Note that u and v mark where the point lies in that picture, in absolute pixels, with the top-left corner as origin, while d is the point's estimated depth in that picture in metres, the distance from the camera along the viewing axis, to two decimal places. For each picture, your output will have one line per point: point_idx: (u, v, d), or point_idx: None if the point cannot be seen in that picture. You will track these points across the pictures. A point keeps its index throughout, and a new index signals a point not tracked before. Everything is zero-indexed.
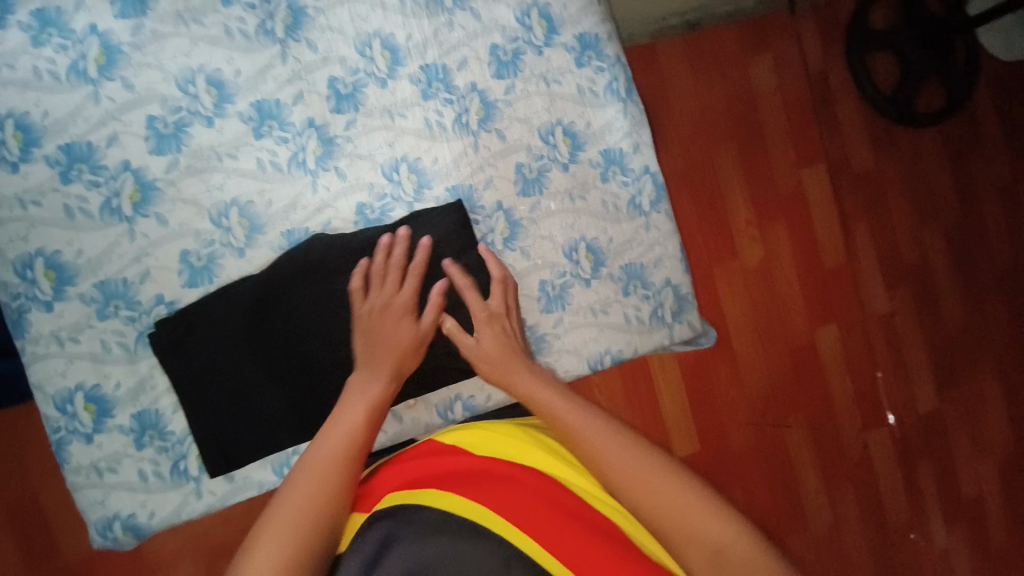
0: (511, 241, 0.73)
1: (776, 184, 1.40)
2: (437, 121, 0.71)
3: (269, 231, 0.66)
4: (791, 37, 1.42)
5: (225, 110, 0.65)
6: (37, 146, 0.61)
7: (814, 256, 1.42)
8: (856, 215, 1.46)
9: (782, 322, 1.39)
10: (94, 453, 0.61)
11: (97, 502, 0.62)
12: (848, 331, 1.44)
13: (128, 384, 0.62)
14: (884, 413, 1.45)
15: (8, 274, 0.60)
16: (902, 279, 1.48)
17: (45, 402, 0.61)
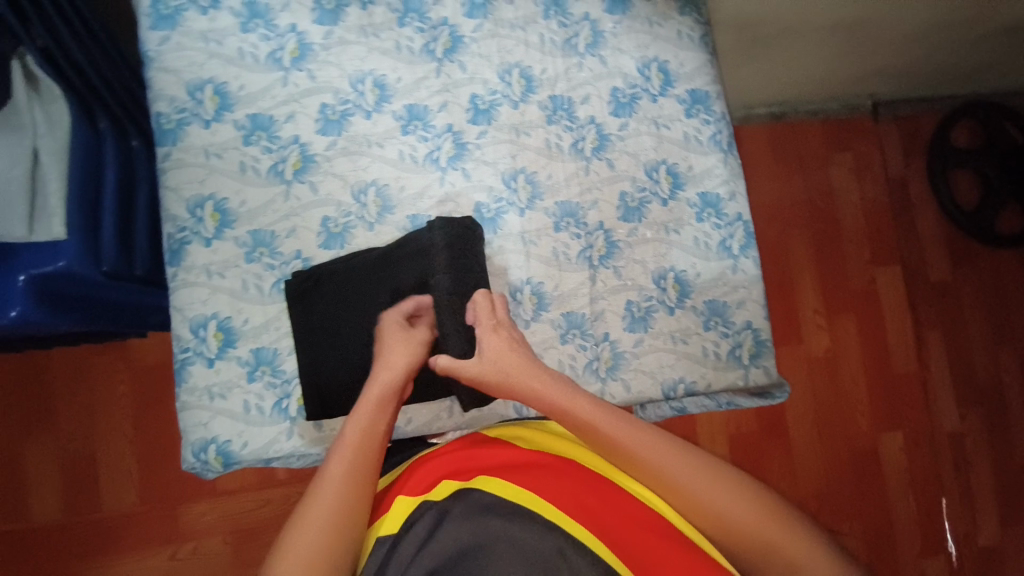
0: (607, 259, 0.79)
1: (850, 280, 1.45)
2: (556, 143, 0.79)
3: (397, 213, 0.75)
4: (875, 144, 1.50)
5: (383, 108, 0.76)
6: (229, 111, 0.73)
7: (885, 358, 1.44)
8: (931, 327, 1.47)
9: (845, 420, 1.40)
10: (210, 378, 0.71)
11: (201, 424, 0.70)
12: (914, 443, 1.43)
13: (254, 322, 0.72)
14: (942, 538, 1.41)
15: (181, 210, 0.71)
16: (972, 400, 1.47)
17: (183, 323, 0.71)
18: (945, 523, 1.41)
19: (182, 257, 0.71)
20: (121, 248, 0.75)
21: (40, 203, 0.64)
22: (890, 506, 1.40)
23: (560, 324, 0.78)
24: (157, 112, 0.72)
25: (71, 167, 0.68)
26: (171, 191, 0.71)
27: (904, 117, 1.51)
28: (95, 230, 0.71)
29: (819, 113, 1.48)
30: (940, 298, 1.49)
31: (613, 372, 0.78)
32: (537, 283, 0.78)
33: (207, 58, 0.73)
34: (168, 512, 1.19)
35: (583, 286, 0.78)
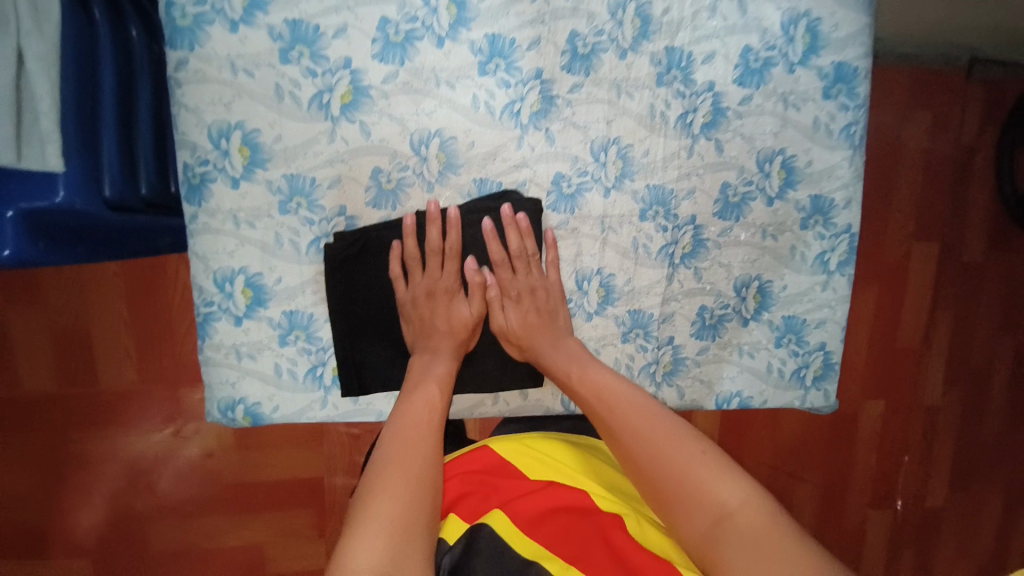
0: (690, 258, 0.69)
1: (885, 252, 1.31)
2: (662, 112, 0.65)
3: (462, 175, 0.63)
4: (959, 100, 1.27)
5: (459, 35, 0.60)
6: (263, 12, 0.57)
7: (894, 321, 1.35)
8: (945, 302, 1.35)
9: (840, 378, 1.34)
10: (238, 336, 0.64)
11: (228, 382, 0.65)
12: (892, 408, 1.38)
13: (287, 282, 0.63)
14: (893, 494, 1.41)
15: (203, 138, 0.59)
16: (961, 377, 1.40)
17: (206, 274, 0.62)
18: (900, 484, 1.41)
19: (206, 196, 0.60)
20: (127, 168, 0.63)
21: (26, 115, 0.53)
22: (854, 460, 1.38)
23: (624, 322, 0.70)
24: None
25: (62, 67, 0.55)
26: (191, 111, 0.58)
27: (991, 83, 1.28)
28: (92, 149, 0.59)
29: (911, 60, 1.22)
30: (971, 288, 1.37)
31: (669, 377, 0.72)
32: (608, 274, 0.68)
33: None
34: (164, 402, 1.13)
35: (657, 284, 0.69)
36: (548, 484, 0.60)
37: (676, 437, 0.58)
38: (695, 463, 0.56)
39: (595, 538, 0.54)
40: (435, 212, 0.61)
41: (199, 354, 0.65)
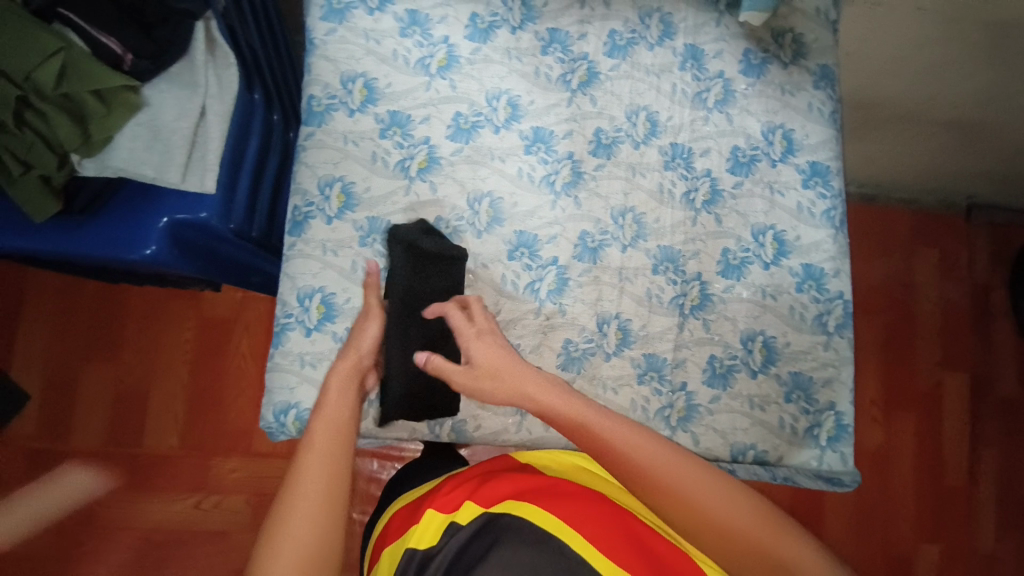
0: (698, 309, 0.79)
1: (914, 379, 1.37)
2: (668, 189, 0.81)
3: (506, 226, 0.78)
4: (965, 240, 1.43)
5: (512, 126, 0.80)
6: (373, 105, 0.78)
7: (938, 458, 1.35)
8: (989, 439, 1.37)
9: (886, 520, 1.32)
10: (305, 346, 0.74)
11: (288, 388, 0.73)
12: (950, 556, 1.32)
13: (355, 302, 0.75)
14: None
15: (312, 186, 0.76)
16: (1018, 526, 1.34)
17: (291, 291, 0.74)
18: None
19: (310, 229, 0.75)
20: (248, 209, 0.81)
21: (196, 155, 0.73)
22: None
23: (639, 364, 0.77)
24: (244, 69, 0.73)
25: (229, 127, 0.76)
26: (308, 168, 0.76)
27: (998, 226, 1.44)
28: (231, 188, 0.78)
29: (911, 204, 1.42)
30: (1002, 412, 1.38)
31: (684, 423, 0.76)
32: (624, 318, 0.78)
33: (365, 55, 0.78)
34: (202, 459, 1.19)
35: (669, 331, 0.78)
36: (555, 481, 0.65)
37: (665, 463, 0.60)
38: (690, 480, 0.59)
39: (613, 517, 0.59)
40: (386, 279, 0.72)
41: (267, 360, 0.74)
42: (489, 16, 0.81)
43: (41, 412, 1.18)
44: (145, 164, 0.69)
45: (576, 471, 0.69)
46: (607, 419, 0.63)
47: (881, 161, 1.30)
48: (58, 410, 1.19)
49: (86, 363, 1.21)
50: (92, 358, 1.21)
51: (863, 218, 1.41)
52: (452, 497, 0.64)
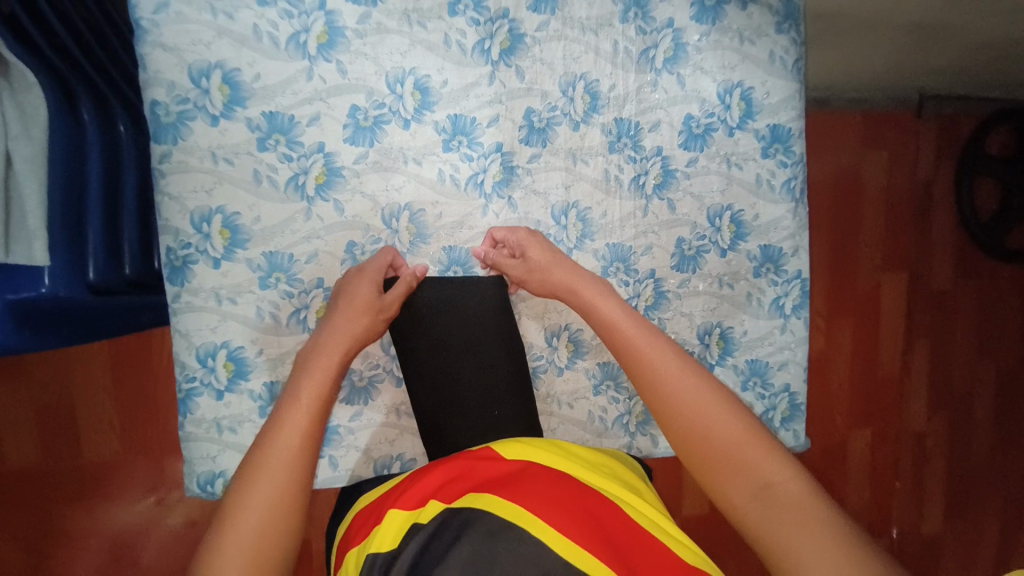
0: (800, 308, 0.75)
1: (856, 286, 1.53)
2: (767, 180, 0.72)
3: (597, 240, 0.69)
4: (913, 138, 1.52)
5: (592, 119, 0.68)
6: (430, 110, 0.65)
7: (873, 353, 1.56)
8: (921, 328, 1.59)
9: (825, 419, 1.55)
10: (220, 410, 0.65)
11: (209, 457, 0.65)
12: (877, 437, 1.58)
13: (269, 354, 0.65)
14: (891, 530, 1.62)
15: (376, 222, 0.65)
16: (945, 405, 1.63)
17: (189, 352, 0.63)
18: (895, 514, 1.62)
19: (279, 278, 0.63)
20: None
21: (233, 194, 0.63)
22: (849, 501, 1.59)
23: (743, 371, 0.74)
24: (200, 72, 0.60)
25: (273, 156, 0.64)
26: (366, 198, 0.64)
27: (945, 116, 1.52)
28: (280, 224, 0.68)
29: (864, 106, 1.46)
30: (934, 303, 1.60)
31: (787, 423, 0.76)
32: (726, 326, 0.73)
33: (411, 46, 0.63)
34: None
35: (772, 333, 0.74)
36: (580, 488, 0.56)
37: (669, 364, 0.55)
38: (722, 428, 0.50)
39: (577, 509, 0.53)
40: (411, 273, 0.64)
41: (179, 430, 0.65)
42: None
43: (41, 435, 1.11)
44: (181, 228, 0.61)
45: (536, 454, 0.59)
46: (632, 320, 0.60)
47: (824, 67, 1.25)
48: (59, 429, 1.11)
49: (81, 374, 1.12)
50: (84, 368, 1.11)
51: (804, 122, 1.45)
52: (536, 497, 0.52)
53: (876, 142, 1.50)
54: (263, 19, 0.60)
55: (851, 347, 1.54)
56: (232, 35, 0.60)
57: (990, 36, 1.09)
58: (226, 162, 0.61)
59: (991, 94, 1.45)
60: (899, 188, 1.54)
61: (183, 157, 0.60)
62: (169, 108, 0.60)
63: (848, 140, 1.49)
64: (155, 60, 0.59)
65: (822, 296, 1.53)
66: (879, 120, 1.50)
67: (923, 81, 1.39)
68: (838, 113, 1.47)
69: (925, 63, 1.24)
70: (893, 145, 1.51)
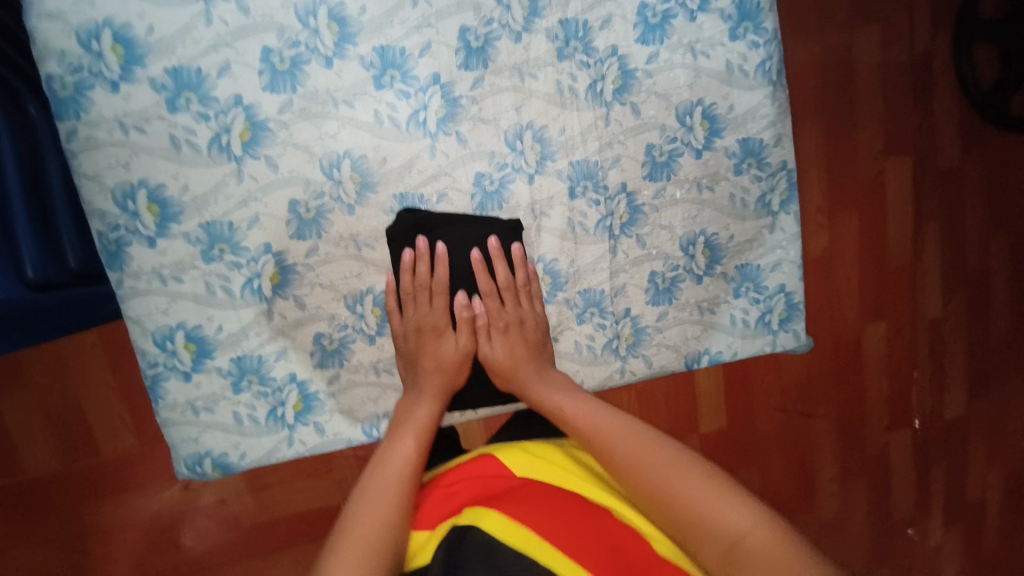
0: (788, 203, 0.70)
1: (855, 173, 1.31)
2: (739, 66, 0.65)
3: (558, 160, 0.64)
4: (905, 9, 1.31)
5: (534, 25, 0.61)
6: (352, 44, 0.58)
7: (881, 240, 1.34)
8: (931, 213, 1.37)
9: (835, 311, 1.35)
10: (191, 392, 0.63)
11: (191, 438, 0.64)
12: (897, 331, 1.37)
13: (229, 328, 0.62)
14: (911, 414, 1.42)
15: (317, 174, 0.60)
16: (960, 285, 1.42)
17: (146, 337, 0.60)
18: (915, 401, 1.42)
19: (222, 249, 0.59)
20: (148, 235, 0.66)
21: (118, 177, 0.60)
22: (867, 391, 1.38)
23: (733, 277, 0.71)
24: (88, 34, 0.53)
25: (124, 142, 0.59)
26: (300, 150, 0.59)
27: None
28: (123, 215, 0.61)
29: None
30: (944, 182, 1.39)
31: (785, 323, 0.74)
32: (711, 234, 0.69)
33: None
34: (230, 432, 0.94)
35: (761, 235, 0.70)
36: (586, 503, 0.53)
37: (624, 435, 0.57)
38: (679, 482, 0.52)
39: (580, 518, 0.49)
40: (423, 248, 0.61)
41: (155, 417, 0.63)
42: None
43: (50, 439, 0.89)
44: (106, 213, 0.57)
45: (539, 468, 0.56)
46: (570, 398, 0.62)
47: None
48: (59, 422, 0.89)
49: (83, 361, 0.89)
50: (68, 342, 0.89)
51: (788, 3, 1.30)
52: (531, 508, 0.50)
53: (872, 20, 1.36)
54: None
55: (857, 239, 1.34)
56: None
57: None
58: (137, 131, 0.56)
59: None
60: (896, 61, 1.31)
61: (90, 132, 0.55)
62: (63, 80, 0.54)
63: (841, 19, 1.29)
64: (41, 30, 0.53)
65: (820, 194, 1.31)
66: None
67: None
68: None
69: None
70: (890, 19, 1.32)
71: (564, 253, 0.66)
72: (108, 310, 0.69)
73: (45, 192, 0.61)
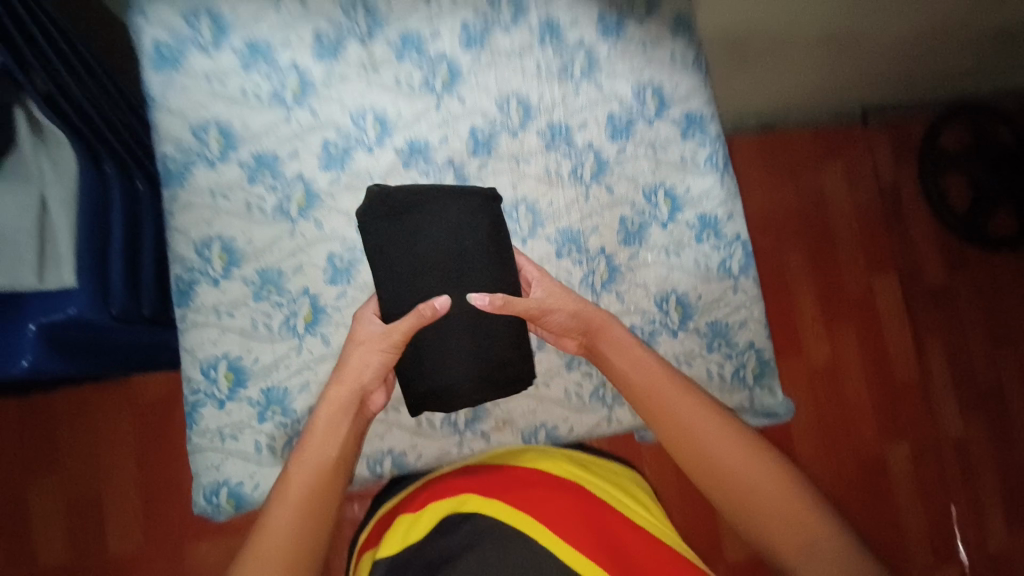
0: (746, 268, 0.81)
1: (846, 289, 1.62)
2: (691, 158, 0.82)
3: (547, 227, 0.78)
4: (864, 148, 1.67)
5: (529, 126, 0.79)
6: (389, 137, 0.76)
7: (883, 361, 1.59)
8: (927, 333, 1.63)
9: (852, 428, 1.54)
10: (222, 419, 0.71)
11: (214, 466, 0.70)
12: (917, 449, 1.55)
13: (264, 360, 0.72)
14: (953, 549, 1.52)
15: (353, 232, 0.74)
16: (973, 405, 1.62)
17: (194, 365, 0.70)
18: (957, 529, 1.54)
19: (270, 290, 0.72)
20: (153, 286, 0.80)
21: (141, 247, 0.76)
22: (900, 516, 1.52)
23: (706, 333, 0.79)
24: (199, 127, 0.72)
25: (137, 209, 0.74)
26: (342, 214, 0.74)
27: (891, 124, 1.68)
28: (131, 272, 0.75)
29: (811, 121, 1.63)
30: (931, 298, 1.66)
31: (760, 379, 0.81)
32: (681, 292, 0.79)
33: (368, 88, 0.77)
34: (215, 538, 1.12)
35: (726, 294, 0.81)
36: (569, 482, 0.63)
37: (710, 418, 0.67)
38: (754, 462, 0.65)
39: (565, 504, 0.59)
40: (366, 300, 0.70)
41: (187, 443, 0.71)
42: (482, 22, 0.79)
43: (67, 525, 1.10)
44: (186, 259, 0.71)
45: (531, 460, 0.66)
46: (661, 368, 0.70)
47: (753, 88, 1.41)
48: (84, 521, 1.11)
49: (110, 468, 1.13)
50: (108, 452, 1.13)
51: (757, 143, 1.62)
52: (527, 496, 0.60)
53: (833, 153, 1.65)
54: (244, 81, 0.74)
55: (857, 354, 1.58)
56: (224, 95, 0.73)
57: (891, 28, 1.27)
58: (223, 198, 0.73)
59: (921, 93, 1.62)
60: (863, 191, 1.66)
61: (186, 196, 0.72)
62: (175, 159, 0.72)
63: (804, 157, 1.64)
64: (164, 123, 0.72)
65: (815, 304, 1.60)
66: (829, 136, 1.66)
67: (861, 92, 1.57)
68: (785, 130, 1.64)
69: (848, 69, 1.42)
70: (850, 157, 1.66)
71: None
72: (163, 360, 0.90)
73: (138, 242, 0.78)
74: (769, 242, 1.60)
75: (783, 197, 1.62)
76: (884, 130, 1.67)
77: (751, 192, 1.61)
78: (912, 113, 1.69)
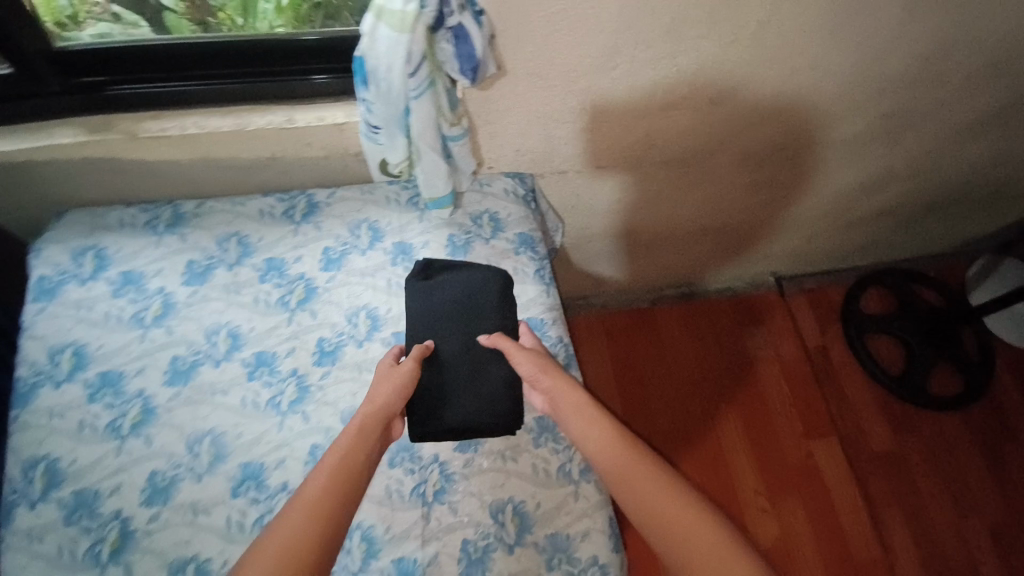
0: (588, 472, 0.78)
1: (786, 457, 1.51)
2: None
3: None
4: (784, 310, 1.71)
5: (374, 336, 0.85)
6: (239, 350, 0.83)
7: (837, 535, 1.42)
8: (884, 503, 1.47)
9: None
10: None
11: None
12: None
13: None
14: None
15: (180, 448, 0.77)
16: None
17: None
18: None
19: (81, 513, 0.73)
20: None
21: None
22: None
23: (545, 550, 0.73)
24: (56, 350, 0.83)
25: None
26: (174, 429, 0.78)
27: (807, 289, 1.74)
28: None
29: (725, 289, 1.72)
30: (881, 462, 1.52)
31: None
32: (519, 501, 0.75)
33: (226, 306, 0.86)
34: None
35: (566, 502, 0.76)
36: None
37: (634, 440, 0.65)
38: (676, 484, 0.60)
39: None
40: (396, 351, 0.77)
41: None
42: (341, 246, 0.91)
43: None
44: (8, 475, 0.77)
45: None
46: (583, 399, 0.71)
47: (659, 270, 1.49)
48: None
49: None
50: None
51: (679, 311, 1.70)
52: None
53: (750, 318, 1.70)
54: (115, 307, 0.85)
55: (809, 531, 1.42)
56: (87, 319, 0.84)
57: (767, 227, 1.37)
58: (59, 417, 0.79)
59: (833, 263, 1.70)
60: (789, 352, 1.65)
61: (32, 417, 0.79)
62: (26, 379, 0.81)
63: (724, 320, 1.70)
64: (29, 348, 0.83)
65: (756, 476, 1.49)
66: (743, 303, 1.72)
67: (768, 266, 1.66)
68: (705, 297, 1.73)
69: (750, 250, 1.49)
70: (768, 319, 1.70)
71: (381, 518, 0.74)
72: None
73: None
74: (694, 407, 1.57)
75: (704, 360, 1.64)
76: (798, 294, 1.73)
77: (671, 354, 1.65)
78: (829, 278, 1.75)
